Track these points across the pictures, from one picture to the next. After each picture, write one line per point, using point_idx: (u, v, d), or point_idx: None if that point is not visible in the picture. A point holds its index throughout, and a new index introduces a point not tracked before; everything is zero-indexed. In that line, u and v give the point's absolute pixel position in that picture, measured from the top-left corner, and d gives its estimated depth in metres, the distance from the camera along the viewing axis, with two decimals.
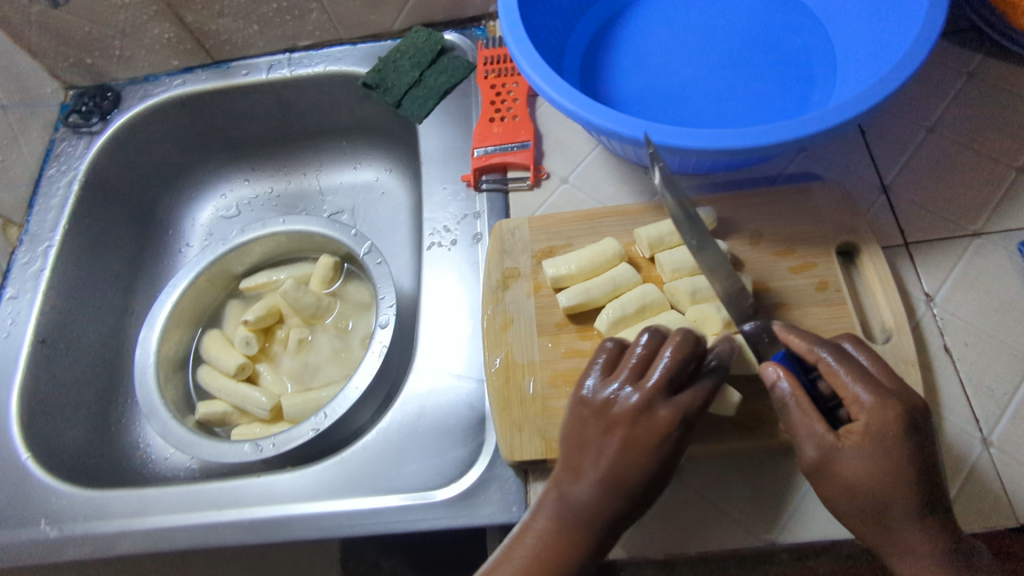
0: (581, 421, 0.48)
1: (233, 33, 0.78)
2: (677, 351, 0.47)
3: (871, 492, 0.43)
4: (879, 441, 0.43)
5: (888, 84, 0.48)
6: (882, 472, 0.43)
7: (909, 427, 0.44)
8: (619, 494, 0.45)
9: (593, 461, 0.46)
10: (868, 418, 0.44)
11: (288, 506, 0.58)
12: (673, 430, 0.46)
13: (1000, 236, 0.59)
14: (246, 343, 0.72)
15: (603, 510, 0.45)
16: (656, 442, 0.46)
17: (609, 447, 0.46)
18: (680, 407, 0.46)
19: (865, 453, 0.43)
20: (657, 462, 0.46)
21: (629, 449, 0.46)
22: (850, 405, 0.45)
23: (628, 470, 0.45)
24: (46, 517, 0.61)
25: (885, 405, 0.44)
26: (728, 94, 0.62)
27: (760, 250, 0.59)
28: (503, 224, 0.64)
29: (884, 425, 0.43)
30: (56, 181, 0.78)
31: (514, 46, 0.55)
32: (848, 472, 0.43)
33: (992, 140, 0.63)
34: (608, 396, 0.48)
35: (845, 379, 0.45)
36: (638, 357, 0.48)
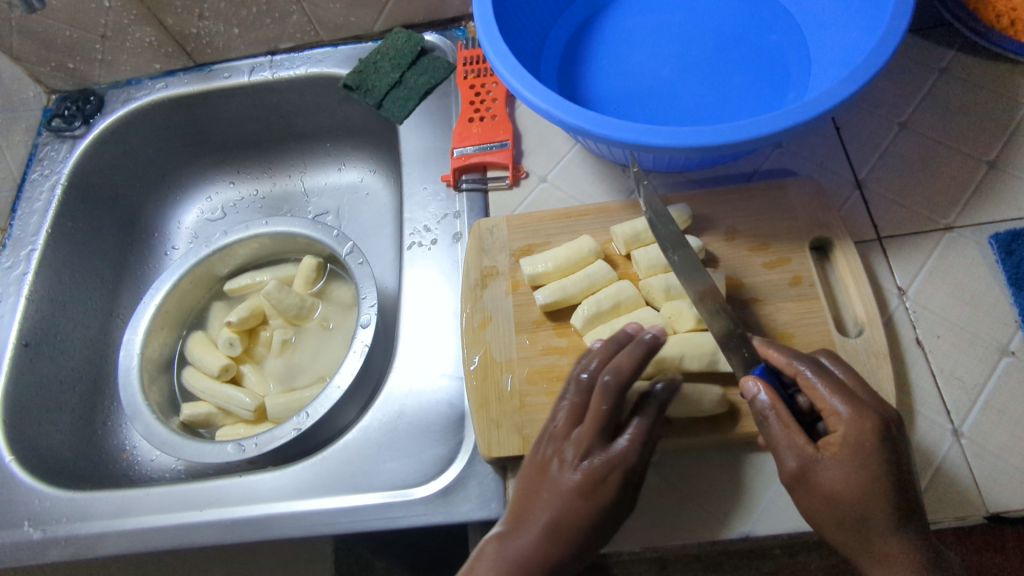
0: (536, 464, 0.49)
1: (214, 36, 0.78)
2: (604, 396, 0.48)
3: (851, 503, 0.43)
4: (857, 452, 0.43)
5: (855, 80, 0.48)
6: (861, 484, 0.43)
7: (886, 439, 0.44)
8: (564, 539, 0.45)
9: (537, 507, 0.47)
10: (846, 430, 0.44)
11: (270, 504, 0.59)
12: (609, 476, 0.46)
13: (972, 230, 0.60)
14: (230, 344, 0.72)
15: (546, 557, 0.45)
16: (596, 487, 0.46)
17: (556, 493, 0.47)
18: (615, 452, 0.47)
19: (844, 464, 0.43)
20: (600, 511, 0.46)
21: (571, 495, 0.46)
22: (828, 417, 0.45)
23: (570, 515, 0.46)
24: (30, 520, 0.61)
25: (862, 415, 0.44)
26: (703, 92, 0.63)
27: (734, 246, 0.60)
28: (481, 223, 0.64)
29: (862, 437, 0.43)
30: (39, 184, 0.78)
31: (489, 46, 0.55)
32: (828, 483, 0.43)
33: (965, 135, 0.64)
34: (560, 441, 0.49)
35: (823, 392, 0.45)
36: (577, 401, 0.49)
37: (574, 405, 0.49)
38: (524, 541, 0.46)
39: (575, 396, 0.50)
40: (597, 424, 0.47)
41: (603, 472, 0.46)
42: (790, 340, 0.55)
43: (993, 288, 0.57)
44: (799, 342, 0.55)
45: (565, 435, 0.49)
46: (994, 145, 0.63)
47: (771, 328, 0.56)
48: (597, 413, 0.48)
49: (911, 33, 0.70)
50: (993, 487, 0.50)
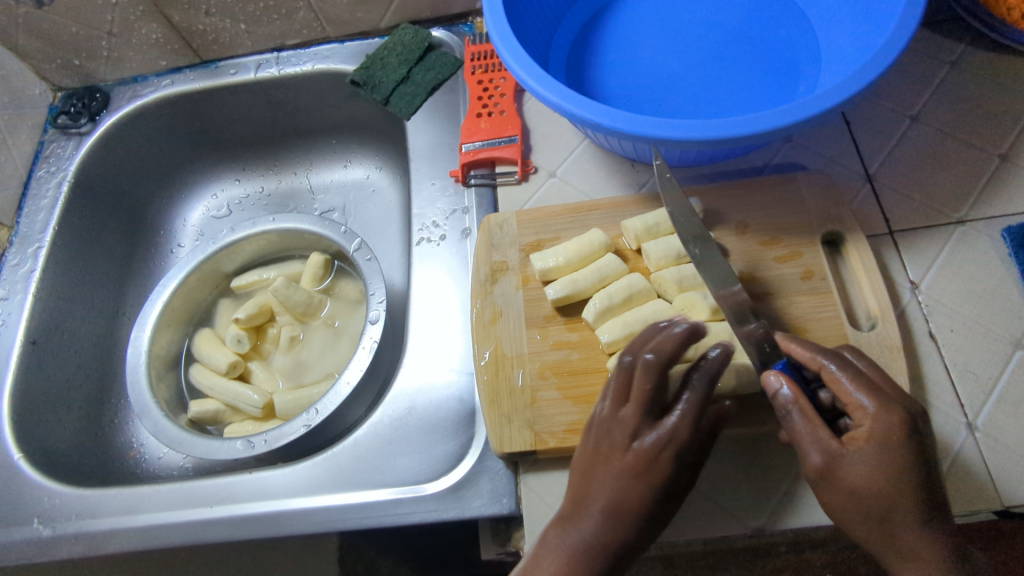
0: (588, 447, 0.49)
1: (220, 33, 0.78)
2: (646, 375, 0.47)
3: (876, 498, 0.43)
4: (884, 447, 0.43)
5: (870, 71, 0.48)
6: (887, 478, 0.42)
7: (912, 434, 0.43)
8: (625, 519, 0.46)
9: (596, 491, 0.47)
10: (873, 424, 0.43)
11: (281, 500, 0.59)
12: (665, 455, 0.46)
13: (984, 223, 0.60)
14: (238, 341, 0.73)
15: (611, 539, 0.46)
16: (653, 467, 0.46)
17: (611, 476, 0.47)
18: (667, 430, 0.46)
19: (869, 458, 0.43)
20: (656, 489, 0.46)
21: (628, 476, 0.46)
22: (854, 411, 0.44)
23: (630, 495, 0.46)
24: (39, 517, 0.61)
25: (888, 410, 0.43)
26: (713, 86, 0.63)
27: (746, 240, 0.60)
28: (491, 218, 0.64)
29: (890, 431, 0.43)
30: (46, 182, 0.78)
31: (499, 40, 0.55)
32: (853, 477, 0.43)
33: (975, 129, 0.64)
34: (608, 423, 0.49)
35: (848, 386, 0.45)
36: (620, 382, 0.49)
37: (620, 386, 0.49)
38: (588, 524, 0.46)
39: (618, 377, 0.49)
40: (644, 403, 0.47)
41: (658, 451, 0.46)
42: (803, 333, 0.55)
43: (1006, 281, 0.57)
44: (813, 336, 0.55)
45: (614, 416, 0.48)
46: (1006, 139, 0.63)
47: (784, 322, 0.56)
48: (644, 392, 0.47)
49: (922, 27, 0.70)
50: (1008, 481, 0.50)
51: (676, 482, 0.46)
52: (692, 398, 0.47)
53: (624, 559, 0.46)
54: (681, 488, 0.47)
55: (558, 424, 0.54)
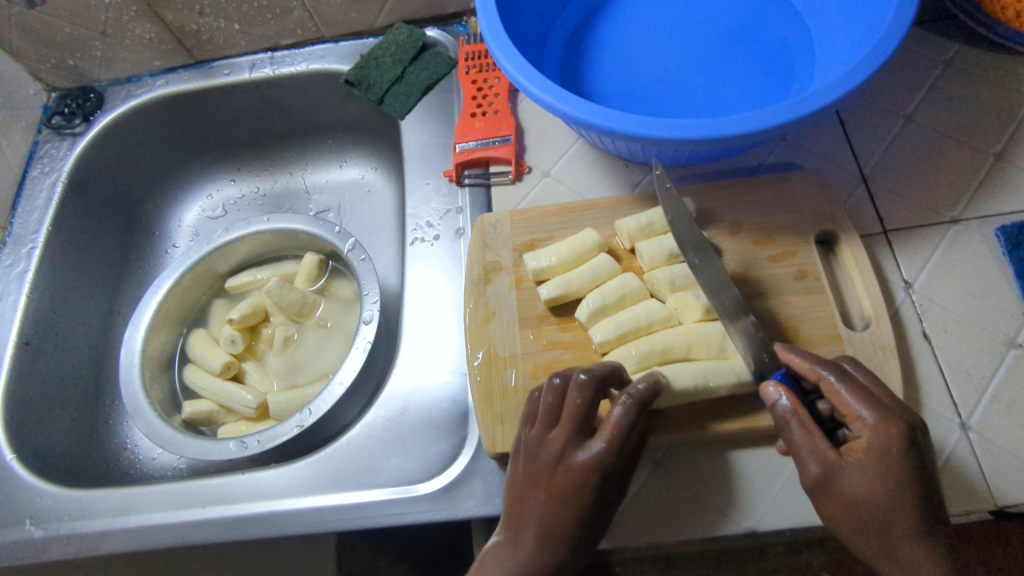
0: (518, 470, 0.49)
1: (214, 33, 0.77)
2: (577, 395, 0.48)
3: (876, 510, 0.42)
4: (883, 459, 0.43)
5: (863, 70, 0.48)
6: (886, 490, 0.42)
7: (911, 446, 0.43)
8: (556, 547, 0.46)
9: (528, 519, 0.47)
10: (872, 435, 0.43)
11: (274, 501, 0.58)
12: (591, 478, 0.46)
13: (978, 222, 0.59)
14: (232, 341, 0.73)
15: (545, 565, 0.46)
16: (579, 489, 0.46)
17: (541, 500, 0.47)
18: (592, 454, 0.46)
19: (869, 470, 0.43)
20: (583, 511, 0.46)
21: (556, 500, 0.47)
22: (852, 423, 0.44)
23: (560, 522, 0.46)
24: (31, 518, 0.61)
25: (887, 422, 0.43)
26: (708, 86, 0.62)
27: (739, 240, 0.60)
28: (484, 218, 0.64)
29: (888, 443, 0.43)
30: (40, 182, 0.78)
31: (492, 40, 0.55)
32: (853, 489, 0.43)
33: (970, 128, 0.64)
34: (539, 444, 0.48)
35: (846, 398, 0.45)
36: (550, 402, 0.49)
37: (547, 409, 0.49)
38: (524, 551, 0.47)
39: (547, 399, 0.49)
40: (572, 422, 0.48)
41: (584, 474, 0.46)
42: (796, 333, 0.55)
43: (1000, 280, 0.57)
44: (807, 336, 0.55)
45: (542, 439, 0.49)
46: (1000, 137, 0.63)
47: (777, 322, 0.55)
48: (572, 411, 0.48)
49: (916, 26, 0.70)
50: (1002, 481, 0.50)
51: (604, 502, 0.47)
52: (616, 420, 0.46)
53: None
54: (609, 507, 0.48)
55: None
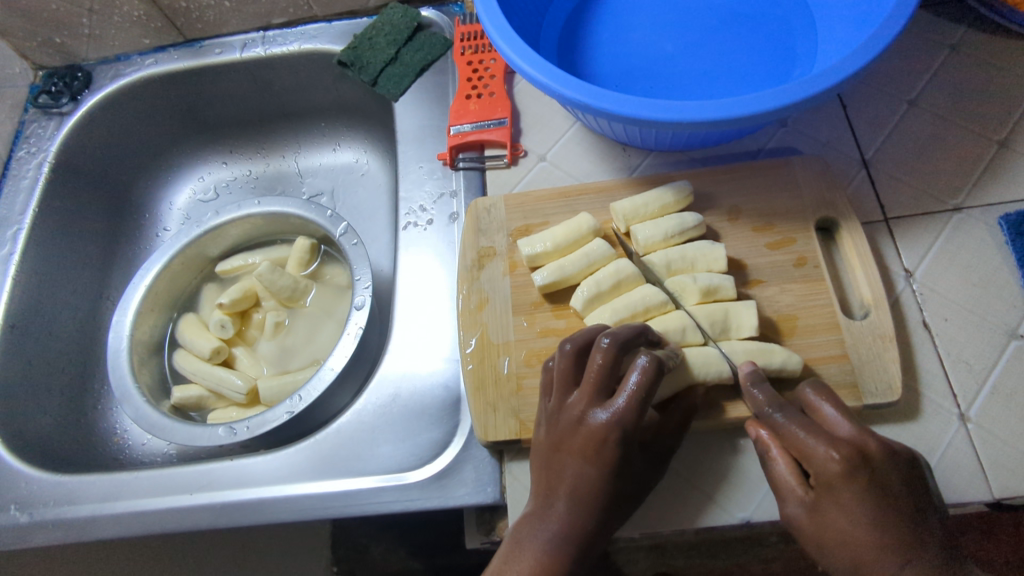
0: (543, 437, 0.49)
1: (204, 11, 0.76)
2: (594, 355, 0.47)
3: (839, 549, 0.41)
4: (830, 492, 0.42)
5: (868, 51, 0.47)
6: (842, 525, 0.41)
7: (862, 473, 0.41)
8: (587, 506, 0.45)
9: (555, 483, 0.46)
10: (817, 471, 0.42)
11: (261, 488, 0.58)
12: (614, 434, 0.45)
13: (981, 211, 0.58)
14: (221, 326, 0.71)
15: (578, 525, 0.45)
16: (603, 447, 0.45)
17: (566, 463, 0.46)
18: (614, 411, 0.45)
19: (823, 508, 0.42)
20: (610, 469, 0.45)
21: (580, 460, 0.46)
22: (804, 459, 0.43)
23: (586, 483, 0.45)
24: (16, 503, 0.60)
25: (828, 453, 0.42)
26: (709, 68, 0.61)
27: (737, 227, 0.59)
28: (478, 203, 0.63)
29: (829, 476, 0.41)
30: (26, 162, 0.76)
31: (489, 20, 0.53)
32: (809, 523, 0.42)
33: (976, 114, 0.62)
34: (561, 408, 0.48)
35: (795, 435, 0.44)
36: (567, 364, 0.49)
37: (563, 375, 0.48)
38: (554, 514, 0.45)
39: (564, 364, 0.49)
40: (591, 382, 0.47)
41: (607, 431, 0.45)
42: (794, 322, 0.54)
43: (1003, 270, 0.56)
44: (804, 324, 0.54)
45: (561, 404, 0.48)
46: (1006, 124, 0.61)
47: (774, 309, 0.55)
48: (592, 371, 0.47)
49: (922, 9, 0.68)
50: (999, 473, 0.49)
51: (630, 460, 0.46)
52: (635, 375, 0.45)
53: (593, 542, 0.46)
54: (635, 466, 0.47)
55: None
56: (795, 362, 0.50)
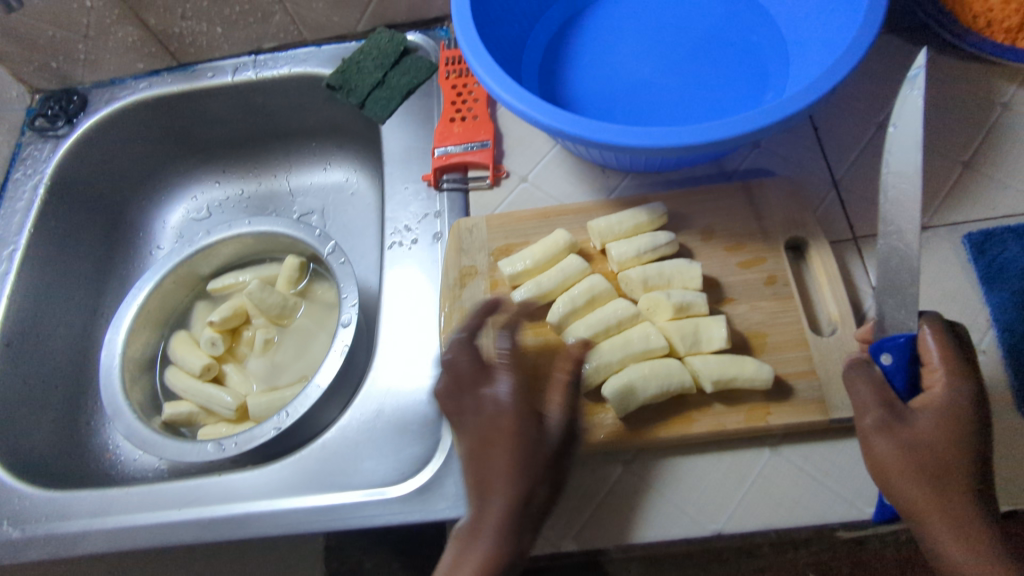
0: (460, 449, 0.46)
1: (197, 36, 0.78)
2: (463, 347, 0.50)
3: (929, 455, 0.44)
4: (948, 408, 0.44)
5: (831, 78, 0.49)
6: (945, 436, 0.44)
7: (980, 407, 0.45)
8: (525, 475, 0.43)
9: (489, 475, 0.43)
10: (944, 390, 0.45)
11: (248, 503, 0.59)
12: (517, 400, 0.46)
13: (946, 230, 0.60)
14: (211, 343, 0.73)
15: (522, 496, 0.43)
16: (523, 423, 0.45)
17: (490, 447, 0.44)
18: (507, 382, 0.47)
19: (929, 421, 0.44)
20: (533, 432, 0.45)
21: (503, 434, 0.44)
22: (929, 374, 0.46)
23: (517, 453, 0.44)
24: (9, 519, 0.62)
25: (962, 380, 0.45)
26: (683, 93, 0.63)
27: (710, 246, 0.61)
28: (461, 223, 0.65)
29: (959, 396, 0.44)
30: (23, 184, 0.78)
31: (469, 49, 0.55)
32: (912, 431, 0.44)
33: (941, 135, 0.64)
34: (464, 408, 0.47)
35: (934, 354, 0.46)
36: (451, 366, 0.49)
37: (448, 380, 0.49)
38: (492, 504, 0.43)
39: (448, 370, 0.49)
40: (478, 369, 0.49)
41: (522, 406, 0.46)
42: (764, 339, 0.56)
43: (967, 287, 0.58)
44: (774, 341, 0.55)
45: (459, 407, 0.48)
46: (970, 146, 0.64)
47: (745, 326, 0.57)
48: (472, 361, 0.49)
49: (889, 33, 0.71)
50: None
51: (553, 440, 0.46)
52: (539, 356, 0.50)
53: (531, 524, 0.43)
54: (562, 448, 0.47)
55: None
56: (765, 372, 0.52)
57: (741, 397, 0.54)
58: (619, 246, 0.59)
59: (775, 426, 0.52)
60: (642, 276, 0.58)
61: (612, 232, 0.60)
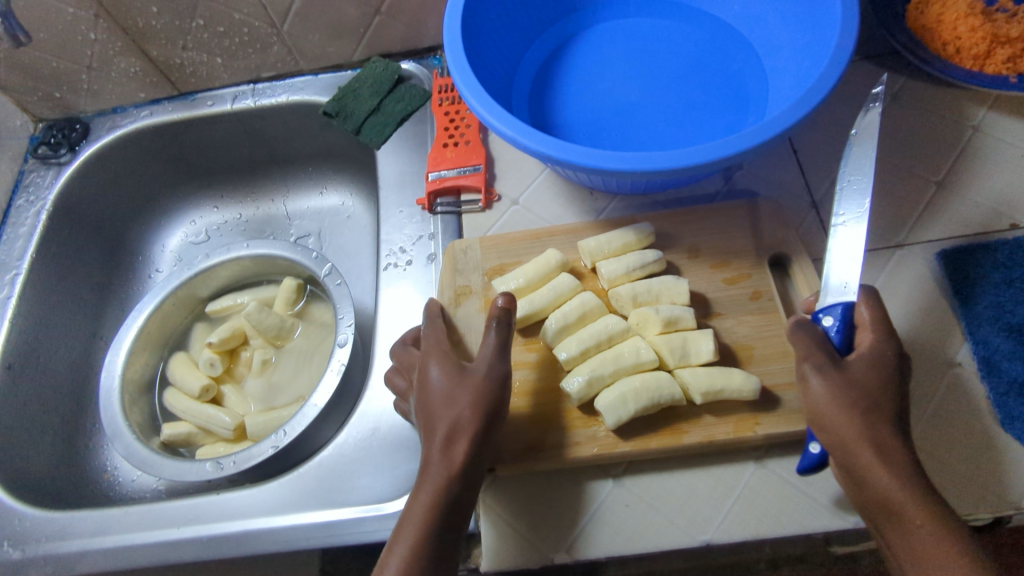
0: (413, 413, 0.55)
1: (197, 66, 0.81)
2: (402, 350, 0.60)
3: (863, 392, 0.46)
4: (879, 357, 0.48)
5: (806, 104, 0.51)
6: (876, 379, 0.47)
7: (902, 364, 0.48)
8: (446, 411, 0.50)
9: (425, 423, 0.51)
10: (875, 342, 0.49)
11: (247, 521, 0.60)
12: (437, 357, 0.54)
13: (921, 247, 0.63)
14: (210, 364, 0.75)
15: (447, 428, 0.49)
16: (454, 406, 0.50)
17: (421, 399, 0.52)
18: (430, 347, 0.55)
19: (867, 363, 0.47)
20: (450, 379, 0.51)
21: (426, 386, 0.52)
22: (861, 334, 0.50)
23: (437, 397, 0.51)
24: (9, 540, 0.62)
25: (889, 337, 0.49)
26: (667, 118, 0.66)
27: (696, 264, 0.63)
28: (455, 245, 0.67)
29: (885, 347, 0.48)
30: (25, 211, 0.80)
31: (460, 78, 0.58)
32: (851, 373, 0.47)
33: (915, 157, 0.67)
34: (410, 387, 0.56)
35: (867, 314, 0.50)
36: (400, 361, 0.59)
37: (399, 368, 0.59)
38: (429, 478, 0.48)
39: (399, 363, 0.59)
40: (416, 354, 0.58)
41: (453, 390, 0.51)
42: (751, 351, 0.58)
43: (943, 302, 0.60)
44: (761, 353, 0.57)
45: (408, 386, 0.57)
46: (942, 167, 0.66)
47: (731, 339, 0.59)
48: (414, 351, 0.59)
49: (862, 59, 0.74)
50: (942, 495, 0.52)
51: (483, 414, 0.50)
52: (492, 334, 0.53)
53: (469, 492, 0.49)
54: (501, 423, 0.51)
55: (517, 442, 0.55)
56: (752, 383, 0.54)
57: (730, 408, 0.55)
58: (609, 264, 0.61)
59: (764, 435, 0.54)
60: (632, 291, 0.60)
61: (601, 250, 0.62)
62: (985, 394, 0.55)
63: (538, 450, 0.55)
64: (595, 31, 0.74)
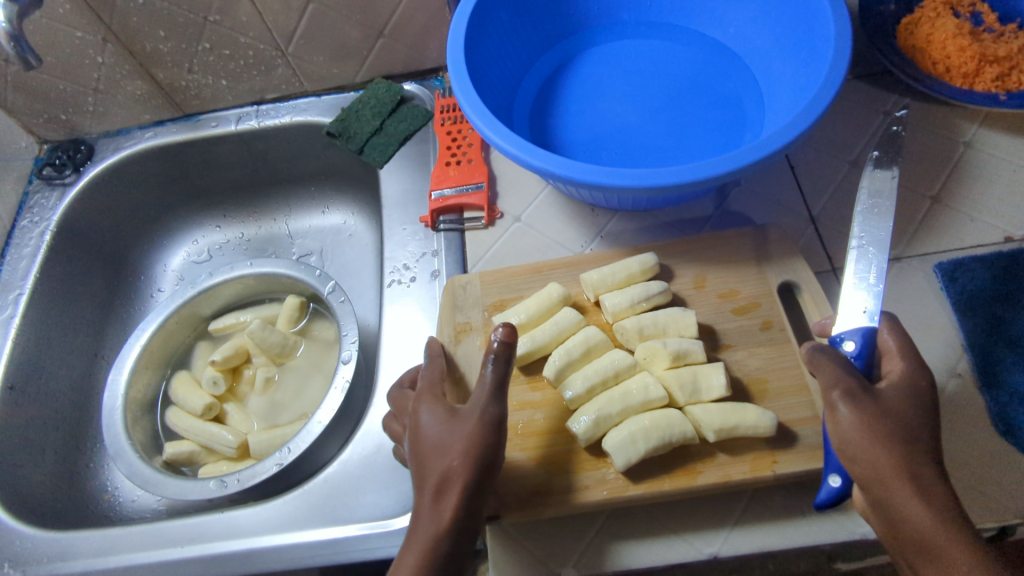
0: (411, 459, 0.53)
1: (202, 88, 0.82)
2: (400, 395, 0.59)
3: (896, 423, 0.45)
4: (908, 390, 0.47)
5: (803, 119, 0.52)
6: (908, 411, 0.46)
7: (933, 398, 0.48)
8: (437, 458, 0.48)
9: (417, 471, 0.49)
10: (904, 373, 0.48)
11: (251, 538, 0.60)
12: (429, 403, 0.52)
13: (919, 260, 0.64)
14: (213, 383, 0.75)
15: (438, 476, 0.48)
16: (446, 453, 0.48)
17: (414, 446, 0.51)
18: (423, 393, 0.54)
19: (897, 395, 0.47)
20: (441, 424, 0.50)
21: (419, 432, 0.51)
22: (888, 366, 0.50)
23: (429, 443, 0.49)
24: (9, 561, 0.62)
25: (918, 370, 0.49)
26: (666, 135, 0.67)
27: (704, 292, 0.64)
28: (455, 281, 0.67)
29: (914, 380, 0.48)
30: (29, 231, 0.80)
31: (462, 97, 0.59)
32: (883, 403, 0.46)
33: (909, 173, 0.68)
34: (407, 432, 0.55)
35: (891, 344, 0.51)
36: (400, 406, 0.59)
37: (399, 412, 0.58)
38: (420, 529, 0.47)
39: (400, 407, 0.58)
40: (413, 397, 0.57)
41: (445, 436, 0.49)
42: (764, 385, 0.58)
43: (942, 315, 0.61)
44: (774, 387, 0.58)
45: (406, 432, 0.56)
46: (936, 182, 0.68)
47: (744, 373, 0.59)
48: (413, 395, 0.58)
49: (855, 79, 0.76)
50: None
51: (475, 459, 0.47)
52: (490, 370, 0.51)
53: (463, 543, 0.47)
54: (496, 469, 0.49)
55: (529, 463, 0.56)
56: (768, 419, 0.53)
57: None
58: (614, 300, 0.62)
59: (781, 475, 0.53)
60: (639, 321, 0.60)
61: (605, 285, 0.63)
62: (986, 405, 0.56)
63: (549, 473, 0.55)
64: (594, 52, 0.75)
